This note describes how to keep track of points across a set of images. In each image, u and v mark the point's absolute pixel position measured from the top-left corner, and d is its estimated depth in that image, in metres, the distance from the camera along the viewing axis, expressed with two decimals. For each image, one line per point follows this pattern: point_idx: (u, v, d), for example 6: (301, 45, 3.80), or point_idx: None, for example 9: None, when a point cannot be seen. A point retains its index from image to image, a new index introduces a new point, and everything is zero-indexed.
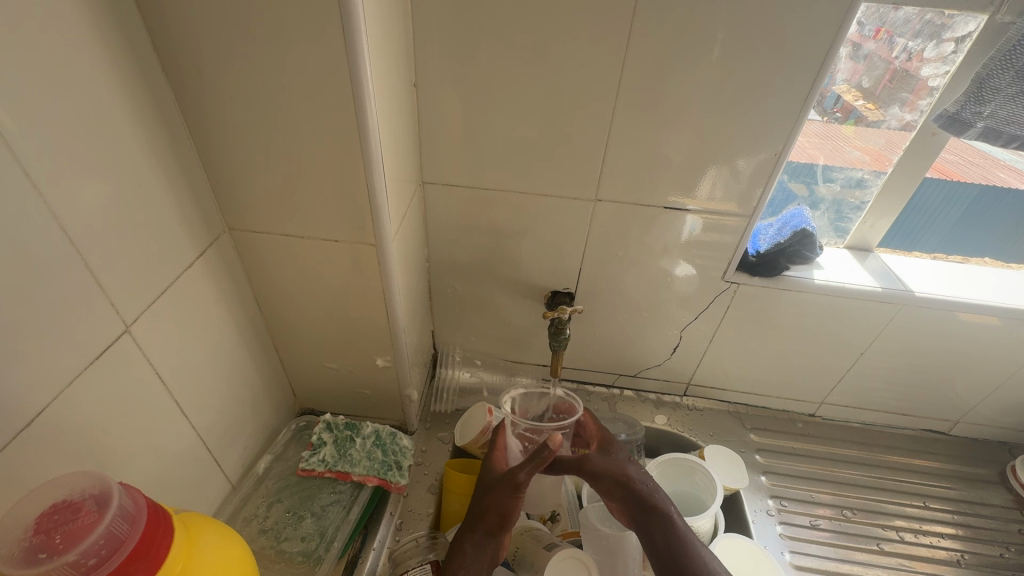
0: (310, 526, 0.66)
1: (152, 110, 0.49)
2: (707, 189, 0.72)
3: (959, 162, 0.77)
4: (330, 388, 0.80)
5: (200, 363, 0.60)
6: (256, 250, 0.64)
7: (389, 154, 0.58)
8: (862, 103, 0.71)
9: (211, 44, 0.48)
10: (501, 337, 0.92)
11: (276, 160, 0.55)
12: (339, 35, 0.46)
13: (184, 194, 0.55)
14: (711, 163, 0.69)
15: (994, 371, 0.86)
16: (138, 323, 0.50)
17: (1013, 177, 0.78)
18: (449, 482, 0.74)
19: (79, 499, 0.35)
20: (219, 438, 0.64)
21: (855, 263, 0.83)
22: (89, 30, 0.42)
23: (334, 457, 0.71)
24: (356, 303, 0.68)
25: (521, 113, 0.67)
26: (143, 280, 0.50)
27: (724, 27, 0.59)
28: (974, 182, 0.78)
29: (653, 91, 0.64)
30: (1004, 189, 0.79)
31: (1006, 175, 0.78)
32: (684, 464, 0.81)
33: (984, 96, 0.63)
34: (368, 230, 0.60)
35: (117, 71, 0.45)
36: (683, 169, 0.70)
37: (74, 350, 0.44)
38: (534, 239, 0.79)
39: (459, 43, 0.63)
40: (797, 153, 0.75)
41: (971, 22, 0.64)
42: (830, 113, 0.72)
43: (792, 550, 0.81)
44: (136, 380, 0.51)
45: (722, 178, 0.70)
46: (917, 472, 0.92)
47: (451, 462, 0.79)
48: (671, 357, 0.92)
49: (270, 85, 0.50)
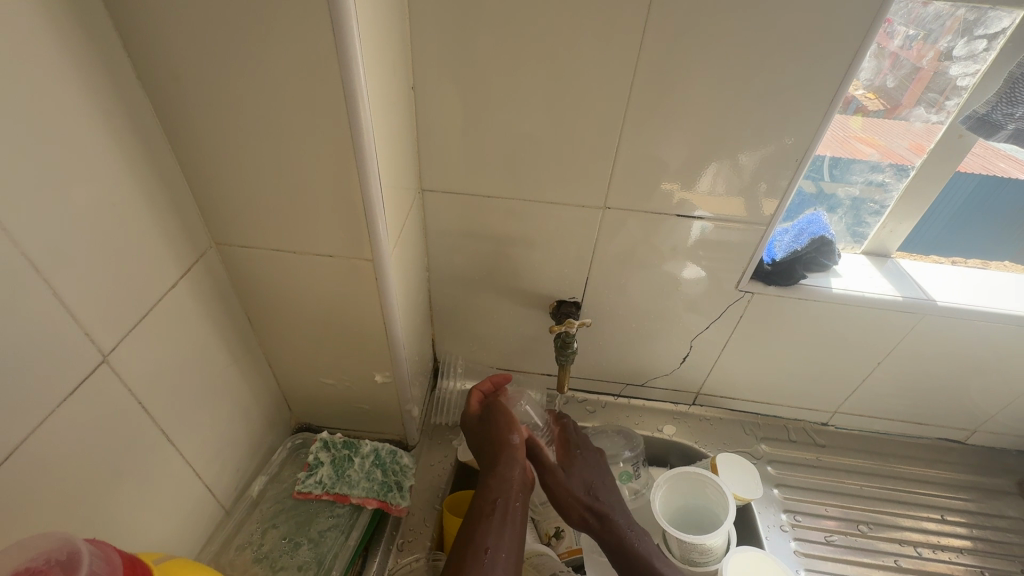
0: (307, 553, 0.63)
1: (129, 121, 0.45)
2: (708, 184, 0.67)
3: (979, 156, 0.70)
4: (326, 404, 0.77)
5: (188, 386, 0.56)
6: (245, 266, 0.60)
7: (386, 162, 0.54)
8: (862, 93, 0.66)
9: (194, 46, 0.44)
10: (503, 347, 0.89)
11: (263, 172, 0.52)
12: (330, 35, 0.42)
13: (167, 209, 0.51)
14: (745, 175, 0.66)
15: (1015, 380, 0.83)
16: (120, 350, 0.47)
17: (1013, 166, 0.71)
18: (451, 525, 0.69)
19: (44, 568, 0.31)
20: (210, 463, 0.61)
21: (873, 270, 0.79)
22: (56, 37, 0.38)
23: (332, 478, 0.68)
24: (351, 317, 0.64)
25: (525, 112, 0.63)
26: (124, 306, 0.47)
27: (741, 24, 0.55)
28: (974, 174, 0.72)
29: (664, 92, 0.60)
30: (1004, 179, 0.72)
31: (1006, 164, 0.71)
32: (694, 478, 0.78)
33: (1017, 97, 0.61)
34: (365, 245, 0.56)
35: (87, 77, 0.41)
36: (706, 181, 0.67)
37: (49, 387, 0.41)
38: (540, 247, 0.76)
39: (458, 42, 0.59)
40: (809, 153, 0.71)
41: (1006, 18, 0.59)
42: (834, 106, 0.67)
43: (807, 568, 0.78)
44: (116, 412, 0.47)
45: (724, 172, 0.66)
46: (932, 483, 0.90)
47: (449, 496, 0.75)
48: (679, 366, 0.90)
49: (257, 90, 0.46)
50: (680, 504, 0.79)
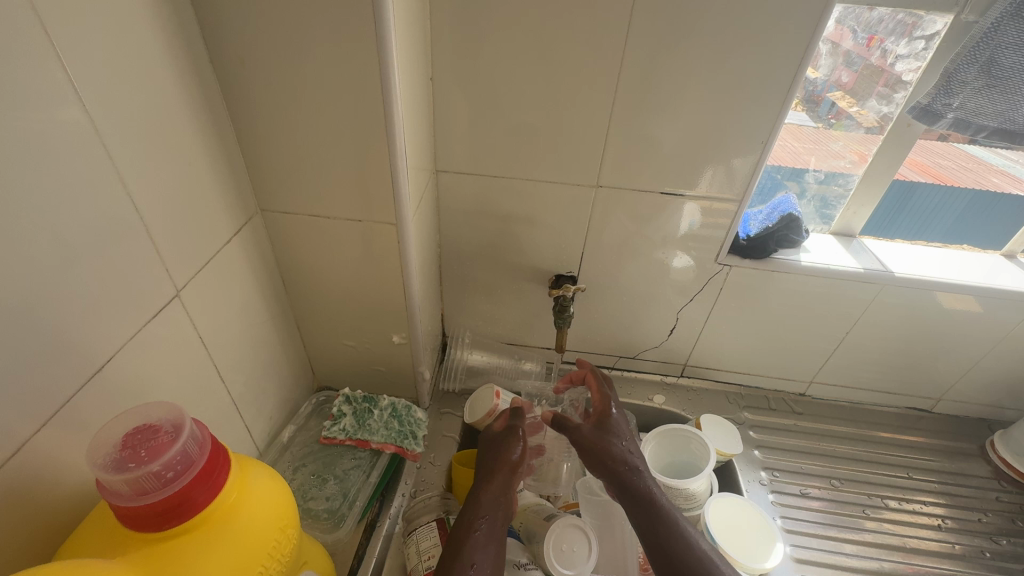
0: (334, 487, 0.72)
1: (199, 98, 0.54)
2: (708, 183, 0.77)
3: (955, 167, 0.85)
4: (346, 366, 0.85)
5: (235, 333, 0.65)
6: (284, 231, 0.69)
7: (410, 141, 0.63)
8: (855, 109, 0.78)
9: (257, 37, 0.53)
10: (507, 320, 0.97)
11: (304, 145, 0.61)
12: (370, 27, 0.51)
13: (224, 176, 0.60)
14: (739, 183, 0.77)
15: (972, 348, 0.91)
16: (186, 290, 0.55)
17: (1007, 182, 0.86)
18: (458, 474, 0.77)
19: (158, 424, 0.40)
20: (249, 406, 0.69)
21: (839, 247, 0.88)
22: (151, 25, 0.47)
23: (354, 427, 0.76)
24: (373, 280, 0.73)
25: (528, 100, 0.72)
26: (190, 254, 0.56)
27: (714, 24, 0.64)
28: (969, 186, 0.86)
29: (649, 83, 0.69)
30: (999, 193, 0.86)
31: (1001, 180, 0.86)
32: (680, 434, 0.86)
33: (953, 88, 0.70)
34: (389, 212, 0.65)
35: (173, 60, 0.50)
36: (706, 181, 0.77)
37: (134, 312, 0.49)
38: (540, 224, 0.84)
39: (471, 39, 0.68)
40: (791, 156, 0.83)
41: (939, 21, 0.70)
42: (825, 121, 0.80)
43: (782, 516, 0.86)
44: (182, 344, 0.56)
45: (721, 177, 0.77)
46: (901, 446, 0.97)
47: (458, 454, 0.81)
48: (668, 338, 0.98)
49: (305, 72, 0.55)
50: (668, 461, 0.86)
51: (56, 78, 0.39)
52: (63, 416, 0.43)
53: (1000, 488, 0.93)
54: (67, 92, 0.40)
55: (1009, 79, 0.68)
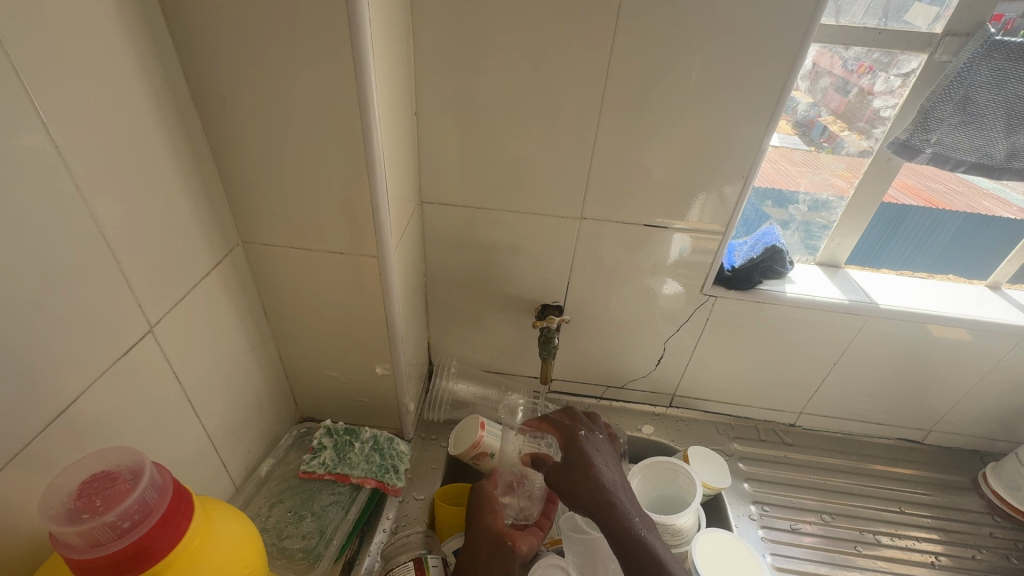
0: (310, 525, 0.70)
1: (180, 133, 0.55)
2: (696, 213, 0.78)
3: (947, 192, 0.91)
4: (329, 396, 0.84)
5: (214, 364, 0.64)
6: (266, 263, 0.69)
7: (392, 174, 0.64)
8: (847, 134, 0.78)
9: (238, 73, 0.54)
10: (494, 349, 0.97)
11: (285, 178, 0.61)
12: (350, 65, 0.52)
13: (205, 209, 0.60)
14: (727, 208, 0.77)
15: (962, 379, 0.91)
16: (161, 324, 0.55)
17: (997, 206, 0.91)
18: (441, 513, 0.75)
19: (116, 470, 0.39)
20: (226, 439, 0.68)
21: (824, 279, 0.88)
22: (130, 63, 0.48)
23: (334, 460, 0.75)
24: (356, 312, 0.73)
25: (511, 133, 0.73)
26: (166, 287, 0.55)
27: (692, 63, 0.66)
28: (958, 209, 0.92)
29: (629, 118, 0.71)
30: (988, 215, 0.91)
31: (990, 204, 0.92)
32: (666, 467, 0.84)
33: (930, 125, 0.72)
34: (370, 244, 0.65)
35: (153, 97, 0.51)
36: (695, 211, 0.78)
37: (105, 347, 0.49)
38: (526, 254, 0.85)
39: (454, 74, 0.70)
40: (785, 180, 0.84)
41: (914, 60, 0.71)
42: (818, 144, 0.79)
43: (773, 553, 0.84)
44: (155, 378, 0.55)
45: (711, 203, 0.77)
46: (893, 478, 0.96)
47: (441, 490, 0.80)
48: (656, 368, 0.97)
49: (286, 108, 0.56)
50: (655, 494, 0.85)
51: (26, 114, 0.39)
52: (25, 457, 0.42)
53: (995, 522, 0.91)
54: (38, 130, 0.40)
55: (983, 116, 0.70)
